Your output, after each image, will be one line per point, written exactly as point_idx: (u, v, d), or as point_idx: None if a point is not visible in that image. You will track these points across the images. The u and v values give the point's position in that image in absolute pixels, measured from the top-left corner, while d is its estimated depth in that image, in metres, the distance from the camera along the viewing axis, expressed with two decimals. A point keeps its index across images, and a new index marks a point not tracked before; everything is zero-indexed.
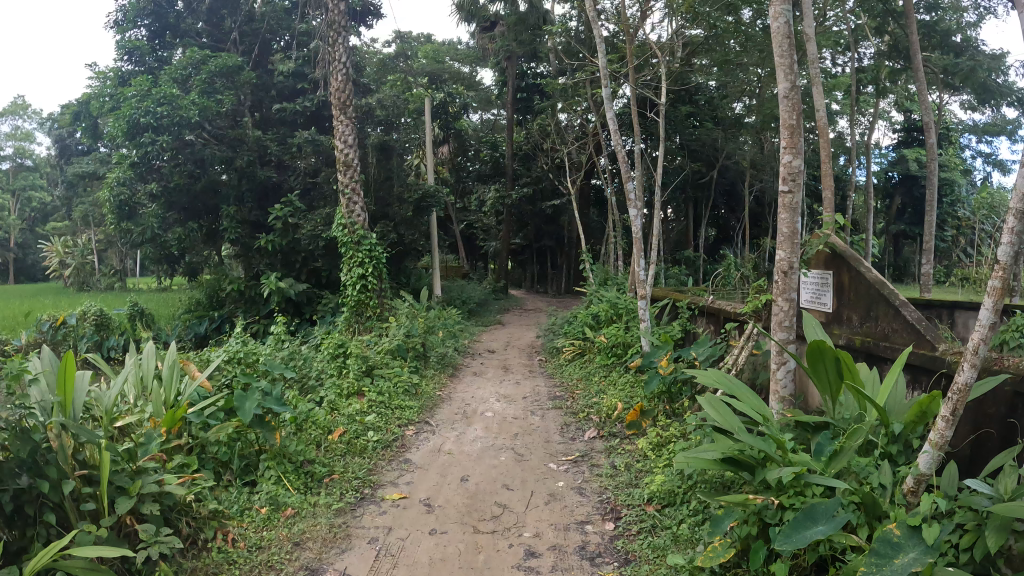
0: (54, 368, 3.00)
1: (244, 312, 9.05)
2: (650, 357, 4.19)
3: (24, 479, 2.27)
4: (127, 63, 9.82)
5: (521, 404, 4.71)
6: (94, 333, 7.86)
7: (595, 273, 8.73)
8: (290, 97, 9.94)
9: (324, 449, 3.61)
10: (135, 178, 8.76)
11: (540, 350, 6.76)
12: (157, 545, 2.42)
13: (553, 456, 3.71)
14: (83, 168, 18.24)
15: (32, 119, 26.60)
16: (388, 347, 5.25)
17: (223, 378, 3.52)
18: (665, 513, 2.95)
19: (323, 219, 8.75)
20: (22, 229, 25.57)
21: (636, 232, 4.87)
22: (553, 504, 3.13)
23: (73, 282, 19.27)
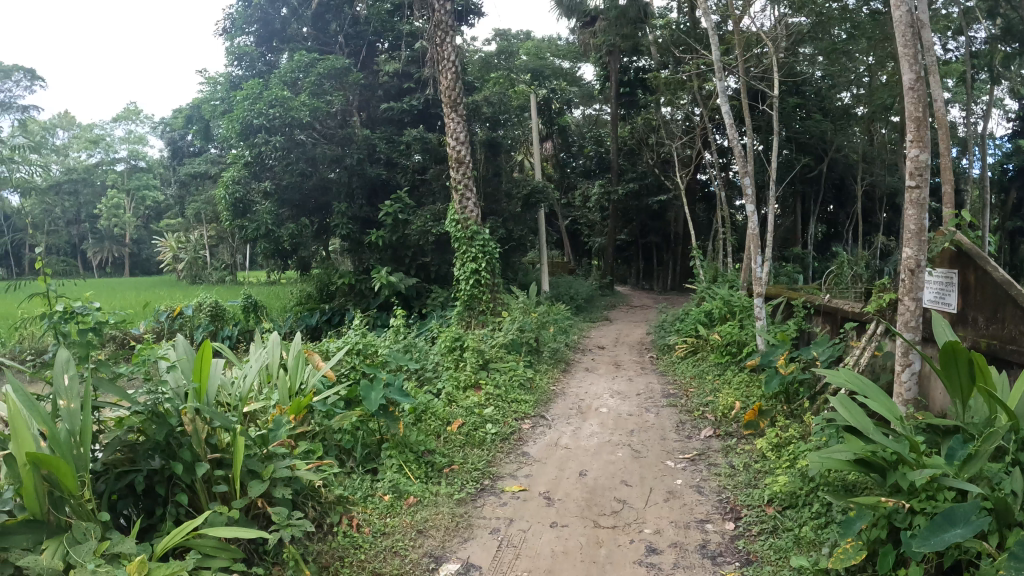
0: (189, 356, 2.96)
1: (354, 306, 9.36)
2: (767, 355, 4.09)
3: (157, 460, 2.45)
4: (237, 68, 10.59)
5: (635, 400, 4.70)
6: (209, 323, 8.34)
7: (704, 270, 8.68)
8: (396, 96, 10.19)
9: (444, 440, 3.72)
10: (250, 178, 9.25)
11: (650, 346, 6.72)
12: (290, 528, 2.50)
13: (670, 453, 3.68)
14: (197, 168, 19.28)
15: (144, 123, 28.30)
16: (504, 341, 5.37)
17: (344, 367, 3.70)
18: (786, 515, 2.88)
19: (433, 215, 8.95)
20: (138, 226, 27.17)
21: (750, 228, 4.79)
22: (672, 502, 3.11)
23: (186, 275, 20.40)
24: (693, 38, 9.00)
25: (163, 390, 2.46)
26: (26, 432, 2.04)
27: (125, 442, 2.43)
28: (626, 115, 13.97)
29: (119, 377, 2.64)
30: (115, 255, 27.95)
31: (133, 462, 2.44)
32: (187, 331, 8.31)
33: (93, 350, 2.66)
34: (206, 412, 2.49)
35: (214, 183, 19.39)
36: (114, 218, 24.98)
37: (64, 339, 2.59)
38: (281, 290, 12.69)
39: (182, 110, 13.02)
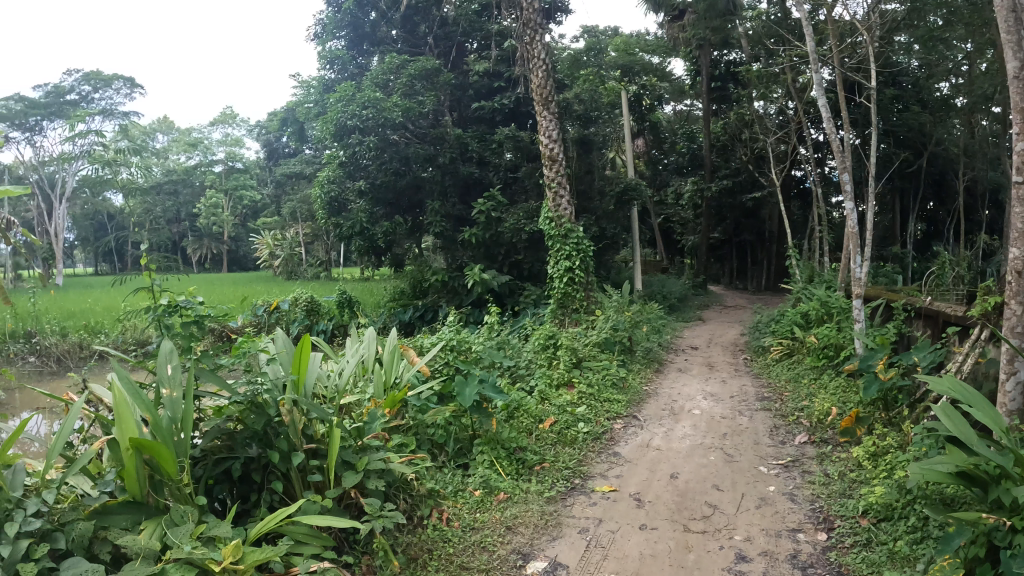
0: (288, 351, 3.09)
1: (447, 302, 9.47)
2: (866, 359, 3.90)
3: (254, 448, 2.58)
4: (331, 71, 11.13)
5: (728, 403, 4.59)
6: (304, 318, 8.59)
7: (799, 269, 8.44)
8: (487, 95, 10.19)
9: (536, 437, 3.75)
10: (344, 177, 9.62)
11: (745, 348, 6.54)
12: (381, 519, 2.53)
13: (763, 459, 3.57)
14: (292, 169, 19.99)
15: (239, 126, 29.54)
16: (597, 340, 5.38)
17: (438, 364, 3.78)
18: (881, 528, 2.73)
19: (526, 212, 8.94)
20: (236, 225, 28.41)
21: (849, 227, 4.64)
22: (764, 509, 3.01)
23: (283, 272, 21.20)
24: (787, 29, 8.82)
25: (260, 381, 2.54)
26: (129, 416, 2.16)
27: (224, 430, 2.54)
28: (719, 110, 13.63)
29: (219, 368, 2.73)
30: (214, 252, 29.29)
31: (230, 450, 2.56)
32: (282, 325, 8.56)
33: (196, 344, 2.78)
34: (304, 404, 2.58)
35: (308, 183, 20.08)
36: (213, 217, 26.15)
37: (170, 332, 2.74)
38: (377, 287, 13.04)
39: (282, 113, 13.59)
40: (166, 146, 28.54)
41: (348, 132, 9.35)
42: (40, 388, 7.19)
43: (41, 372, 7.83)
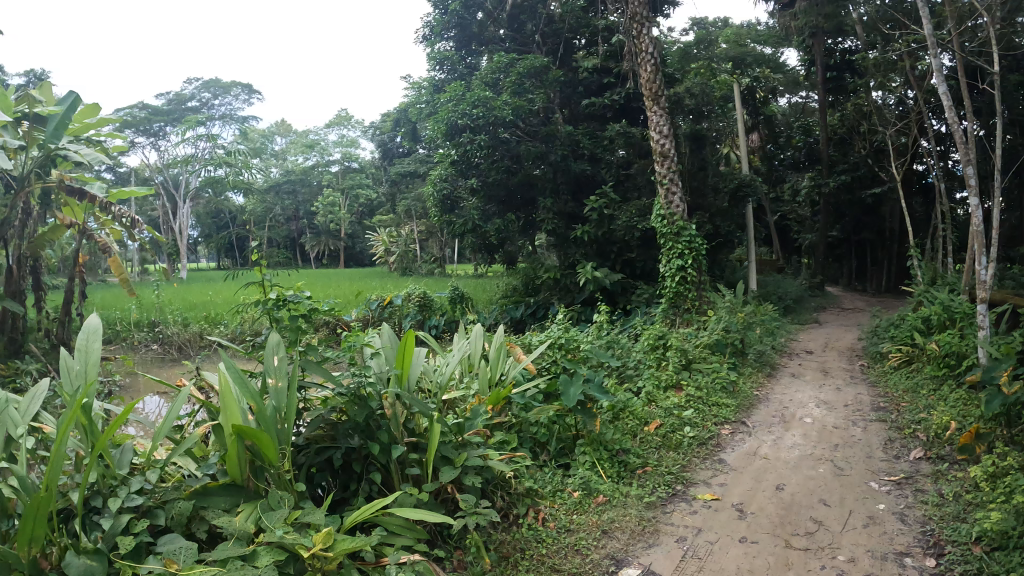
0: (392, 345, 3.02)
1: (559, 300, 9.33)
2: (988, 370, 3.57)
3: (355, 440, 2.55)
4: (441, 71, 11.19)
5: (841, 413, 4.36)
6: (417, 313, 8.84)
7: (922, 270, 7.87)
8: (596, 91, 9.87)
9: (640, 440, 3.70)
10: (456, 174, 9.64)
11: (862, 354, 6.17)
12: (476, 516, 2.55)
13: (874, 474, 3.37)
14: (404, 168, 20.36)
15: (355, 127, 30.73)
16: (706, 341, 5.23)
17: (546, 361, 3.79)
18: (994, 558, 2.49)
19: (639, 210, 8.63)
20: (353, 222, 29.49)
21: (972, 224, 4.35)
22: (871, 528, 2.82)
23: (397, 267, 21.30)
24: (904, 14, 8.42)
25: (365, 374, 2.53)
26: (234, 404, 2.19)
27: (328, 420, 2.55)
28: (836, 101, 12.84)
29: (326, 360, 2.71)
30: (333, 248, 30.54)
31: (333, 439, 2.56)
32: (395, 319, 8.85)
33: (302, 337, 2.85)
34: (407, 398, 2.55)
35: (420, 181, 20.46)
36: (329, 214, 27.04)
37: (276, 324, 2.78)
38: (488, 284, 13.02)
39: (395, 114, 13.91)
40: (285, 148, 29.88)
41: (459, 131, 9.36)
42: (152, 373, 7.20)
43: (162, 357, 8.20)
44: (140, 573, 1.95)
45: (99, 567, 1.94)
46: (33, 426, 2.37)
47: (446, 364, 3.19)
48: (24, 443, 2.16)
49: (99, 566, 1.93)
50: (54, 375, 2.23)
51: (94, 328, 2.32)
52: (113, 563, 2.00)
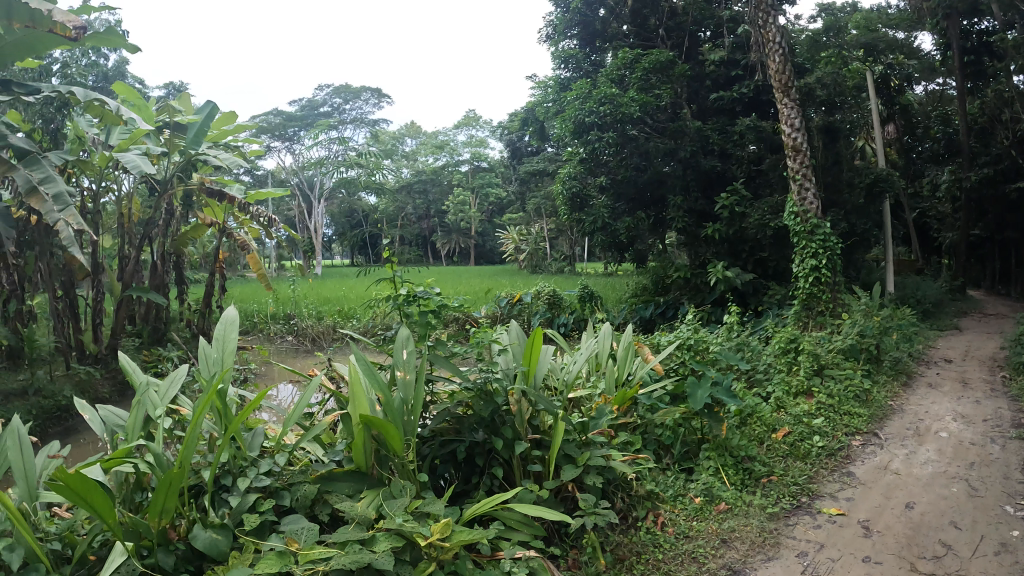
0: (521, 343, 3.07)
1: (688, 300, 8.75)
2: None
3: (480, 433, 2.63)
4: (566, 70, 11.20)
5: (981, 428, 4.04)
6: (546, 310, 8.67)
7: None
8: (725, 85, 9.35)
9: (766, 447, 3.57)
10: (584, 173, 9.50)
11: (1008, 364, 5.67)
12: (594, 516, 2.54)
13: (1014, 497, 3.09)
14: (533, 166, 20.38)
15: (485, 127, 31.14)
16: (840, 346, 4.97)
17: (672, 362, 3.71)
18: None
19: (772, 207, 8.14)
20: (482, 221, 29.85)
21: None
22: (1004, 557, 2.59)
23: (527, 266, 21.21)
24: None
25: (492, 371, 2.63)
26: (363, 395, 2.28)
27: (454, 414, 2.65)
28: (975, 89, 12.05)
29: (455, 356, 2.77)
30: (463, 246, 31.11)
31: (457, 433, 2.65)
32: (524, 316, 8.85)
33: (432, 332, 2.86)
34: (532, 396, 2.61)
35: (550, 179, 20.51)
36: (460, 213, 27.53)
37: (407, 319, 2.82)
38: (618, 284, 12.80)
39: (522, 114, 14.08)
40: (415, 148, 30.74)
41: (587, 129, 9.23)
42: (290, 363, 7.65)
43: (296, 349, 8.51)
44: (264, 549, 2.08)
45: (224, 541, 2.08)
46: (171, 410, 2.48)
47: (572, 363, 3.21)
48: (162, 423, 2.25)
49: (223, 540, 2.07)
50: (194, 362, 2.37)
51: (230, 319, 2.45)
52: (239, 538, 2.14)
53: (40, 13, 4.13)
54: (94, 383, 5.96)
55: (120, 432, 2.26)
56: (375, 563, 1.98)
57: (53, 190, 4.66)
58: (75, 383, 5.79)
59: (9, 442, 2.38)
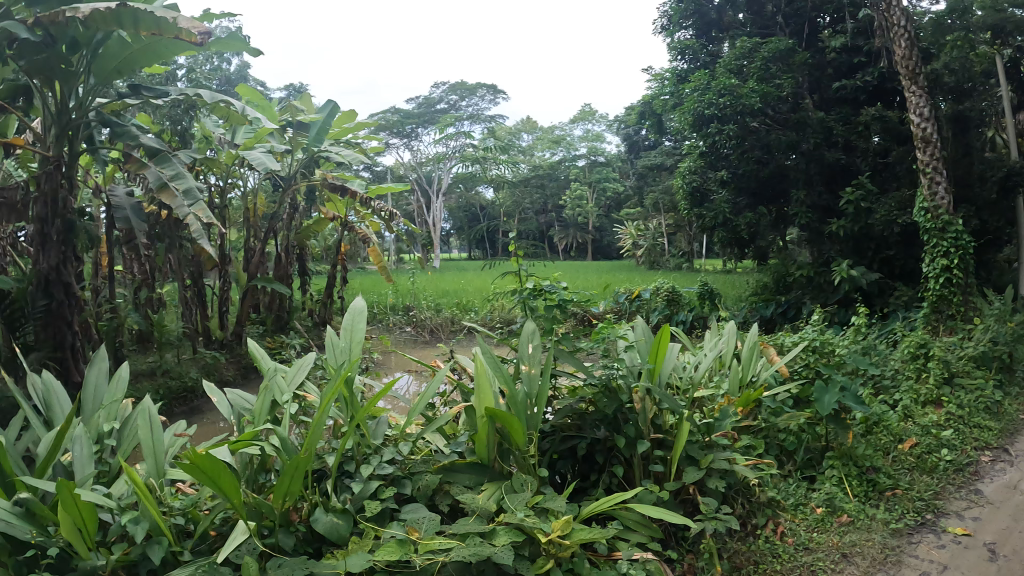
0: (647, 340, 3.09)
1: (811, 299, 8.46)
2: None
3: (602, 431, 2.69)
4: (681, 62, 10.40)
5: None
6: (665, 307, 8.26)
7: None
8: (847, 73, 8.86)
9: (891, 459, 3.38)
10: (705, 167, 9.30)
11: None
12: (715, 522, 2.53)
13: None
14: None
15: (600, 122, 30.88)
16: (971, 353, 4.66)
17: (796, 364, 3.55)
18: None
19: (899, 202, 7.68)
20: (601, 216, 29.50)
21: None
22: None
23: (644, 261, 20.79)
24: None
25: (616, 367, 2.66)
26: (489, 388, 2.30)
27: (576, 410, 2.69)
28: None
29: (580, 351, 2.83)
30: (579, 242, 31.25)
31: (579, 429, 2.70)
32: (643, 313, 8.54)
33: (556, 326, 2.85)
34: (657, 394, 2.62)
35: (669, 173, 19.97)
36: (577, 208, 26.92)
37: (533, 313, 2.91)
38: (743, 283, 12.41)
39: (636, 107, 13.99)
40: (530, 144, 31.01)
41: (707, 121, 8.97)
42: (411, 353, 7.93)
43: (415, 340, 8.78)
44: (384, 536, 2.14)
45: (344, 526, 2.14)
46: (298, 395, 2.55)
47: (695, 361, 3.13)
48: (287, 409, 2.32)
49: (343, 525, 2.13)
50: (322, 350, 2.44)
51: (359, 310, 2.53)
52: (359, 523, 2.21)
53: (166, 20, 4.19)
54: (218, 367, 6.37)
55: (246, 415, 2.33)
56: (494, 557, 2.03)
57: (182, 185, 5.00)
58: (201, 366, 6.19)
59: (141, 420, 2.49)
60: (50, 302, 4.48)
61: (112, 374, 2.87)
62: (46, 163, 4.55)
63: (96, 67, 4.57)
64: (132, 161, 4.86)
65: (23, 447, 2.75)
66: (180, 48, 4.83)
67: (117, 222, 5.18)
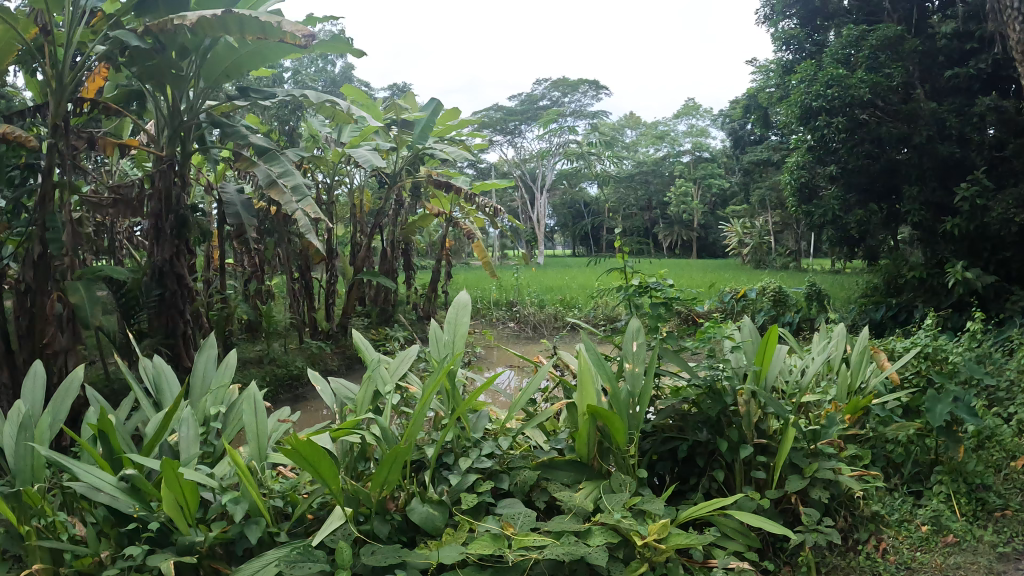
0: (754, 341, 3.17)
1: (924, 303, 7.98)
2: None
3: (704, 433, 2.79)
4: (788, 52, 10.70)
5: None
6: (770, 308, 7.89)
7: None
8: (960, 60, 8.41)
9: (1004, 477, 3.20)
10: (814, 161, 9.30)
11: None
12: (816, 533, 2.53)
13: None
14: (759, 156, 19.61)
15: (706, 117, 30.06)
16: None
17: (908, 371, 3.54)
18: None
19: (1018, 198, 7.17)
20: (705, 214, 28.77)
21: None
22: None
23: (750, 260, 20.21)
24: None
25: (721, 369, 2.76)
26: (591, 385, 2.48)
27: (678, 411, 2.83)
28: None
29: (684, 350, 2.99)
30: (683, 239, 30.80)
31: (681, 431, 2.83)
32: (748, 313, 8.13)
33: (663, 324, 3.05)
34: (762, 397, 2.68)
35: (776, 169, 19.76)
36: (682, 206, 27.26)
37: (640, 312, 3.08)
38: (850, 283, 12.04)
39: (743, 102, 13.86)
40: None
41: (814, 114, 9.01)
42: (516, 348, 8.11)
43: (518, 335, 8.96)
44: (478, 529, 2.15)
45: (439, 518, 2.16)
46: (400, 386, 2.64)
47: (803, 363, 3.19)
48: (388, 399, 2.40)
49: (438, 517, 2.16)
50: (427, 344, 2.60)
51: (463, 304, 2.63)
52: (453, 515, 2.24)
53: (270, 25, 4.33)
54: (324, 356, 6.73)
55: (348, 404, 2.42)
56: (589, 557, 2.02)
57: (291, 182, 5.15)
58: (308, 356, 6.58)
59: (245, 405, 2.59)
60: (163, 292, 4.81)
61: (219, 360, 3.02)
62: (159, 162, 4.82)
63: (205, 71, 4.82)
64: (242, 161, 5.04)
65: (132, 426, 2.86)
66: (285, 50, 5.04)
67: (228, 218, 5.42)
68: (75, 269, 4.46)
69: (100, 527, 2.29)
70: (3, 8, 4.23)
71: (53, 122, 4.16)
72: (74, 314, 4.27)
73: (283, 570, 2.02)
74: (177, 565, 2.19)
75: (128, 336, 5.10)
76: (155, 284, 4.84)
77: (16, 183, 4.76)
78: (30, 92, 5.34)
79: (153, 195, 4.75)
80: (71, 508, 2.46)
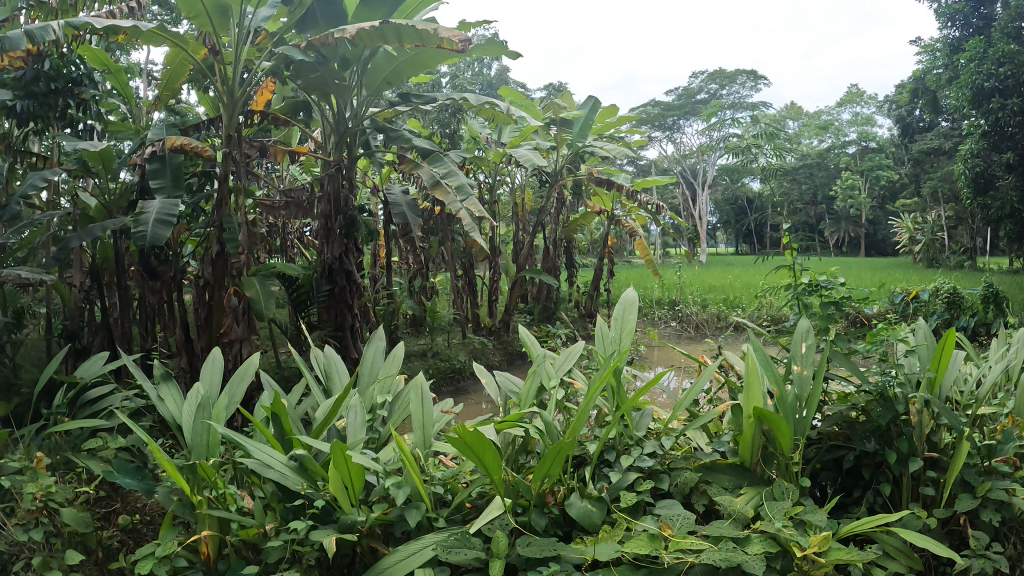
0: (931, 344, 2.98)
1: None
2: None
3: (872, 443, 2.62)
4: (955, 29, 10.19)
5: None
6: (944, 311, 7.30)
7: None
8: None
9: None
10: (989, 149, 8.99)
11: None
12: (987, 560, 2.29)
13: None
14: (929, 144, 18.28)
15: (869, 104, 28.18)
16: None
17: None
18: None
19: None
20: (871, 207, 26.84)
21: None
22: None
23: (923, 259, 18.59)
24: None
25: (893, 376, 2.61)
26: (758, 388, 2.41)
27: (845, 420, 2.70)
28: None
29: (854, 353, 2.88)
30: (847, 234, 28.97)
31: (846, 440, 2.69)
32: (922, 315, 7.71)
33: (832, 325, 2.97)
34: (936, 406, 2.49)
35: (948, 158, 18.39)
36: (848, 199, 25.64)
37: (808, 311, 3.01)
38: None
39: (911, 85, 12.94)
40: (796, 130, 29.18)
41: (989, 96, 8.76)
42: (681, 347, 8.14)
43: (680, 335, 8.84)
44: (636, 528, 2.15)
45: (597, 514, 2.18)
46: (564, 381, 2.73)
47: (981, 372, 2.94)
48: (552, 394, 2.46)
49: (596, 513, 2.18)
50: (594, 340, 2.67)
51: (630, 301, 2.68)
52: (611, 512, 2.26)
53: (425, 33, 4.50)
54: (486, 351, 7.01)
55: (512, 398, 2.57)
56: (745, 565, 1.95)
57: (455, 182, 5.36)
58: (470, 349, 6.92)
59: (413, 395, 2.69)
60: (332, 288, 5.22)
61: (386, 352, 3.20)
62: (329, 167, 5.27)
63: (367, 80, 5.14)
64: (407, 163, 5.32)
65: (304, 411, 3.08)
66: (444, 56, 5.18)
67: (395, 218, 5.73)
68: (250, 265, 4.87)
69: (269, 502, 2.49)
70: (175, 32, 4.66)
71: (227, 132, 4.55)
72: (248, 307, 4.66)
73: (439, 554, 2.11)
74: (338, 542, 2.30)
75: (296, 327, 5.57)
76: (325, 280, 5.26)
77: (195, 189, 5.25)
78: (205, 106, 5.90)
79: (325, 198, 5.21)
80: (241, 482, 2.68)
